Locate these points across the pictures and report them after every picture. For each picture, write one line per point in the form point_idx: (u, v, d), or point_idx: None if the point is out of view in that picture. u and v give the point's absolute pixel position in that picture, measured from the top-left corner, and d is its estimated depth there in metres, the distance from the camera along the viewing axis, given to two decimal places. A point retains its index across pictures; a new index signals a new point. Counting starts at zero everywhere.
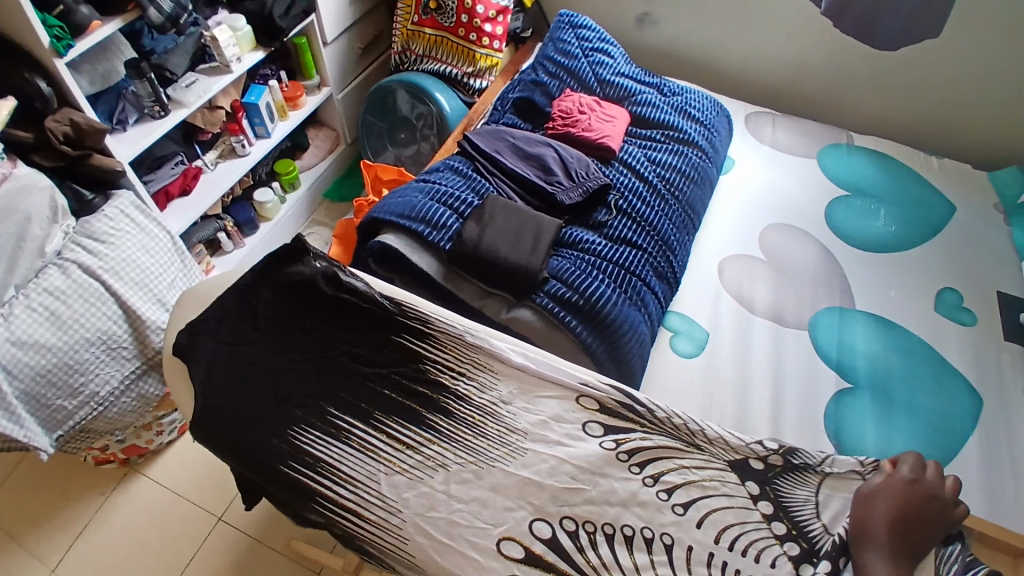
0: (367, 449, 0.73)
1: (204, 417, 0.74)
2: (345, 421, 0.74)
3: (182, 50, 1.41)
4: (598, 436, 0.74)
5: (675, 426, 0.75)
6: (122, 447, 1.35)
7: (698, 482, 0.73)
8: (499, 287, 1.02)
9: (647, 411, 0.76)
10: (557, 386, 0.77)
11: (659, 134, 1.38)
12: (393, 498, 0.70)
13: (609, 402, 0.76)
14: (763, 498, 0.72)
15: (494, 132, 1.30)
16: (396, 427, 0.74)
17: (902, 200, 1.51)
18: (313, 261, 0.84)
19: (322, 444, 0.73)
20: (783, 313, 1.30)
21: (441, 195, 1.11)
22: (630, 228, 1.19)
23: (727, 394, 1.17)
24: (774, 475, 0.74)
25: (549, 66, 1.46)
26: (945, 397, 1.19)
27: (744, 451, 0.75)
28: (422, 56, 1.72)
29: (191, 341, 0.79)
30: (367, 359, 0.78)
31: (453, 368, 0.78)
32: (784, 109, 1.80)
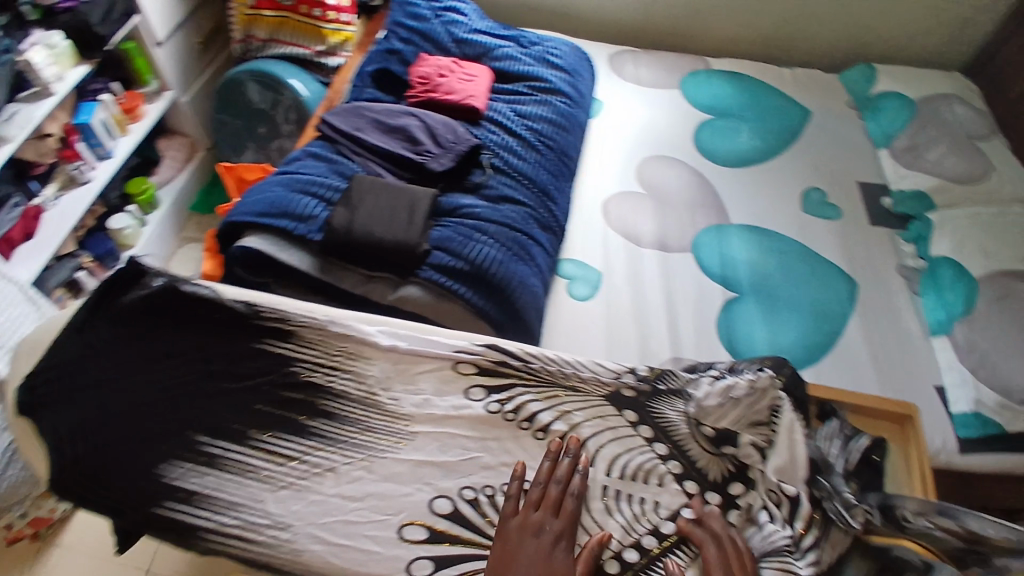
0: (247, 472, 0.68)
1: (63, 475, 0.68)
2: (219, 447, 0.70)
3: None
4: (482, 399, 0.75)
5: (552, 372, 0.77)
6: (26, 522, 1.24)
7: (582, 422, 0.75)
8: (381, 269, 0.99)
9: (522, 364, 0.77)
10: (433, 359, 0.77)
11: (523, 86, 1.37)
12: (281, 514, 0.66)
13: (486, 362, 0.77)
14: (643, 424, 0.75)
15: (352, 109, 1.23)
16: (274, 442, 0.70)
17: (760, 114, 1.59)
18: (153, 281, 0.80)
19: (197, 475, 0.68)
20: (668, 240, 1.34)
21: (302, 184, 1.06)
22: (509, 185, 1.19)
23: (627, 329, 1.20)
24: (648, 399, 0.77)
25: (402, 32, 1.41)
26: (823, 288, 1.29)
27: (615, 383, 0.78)
28: (267, 41, 1.61)
29: (33, 395, 0.71)
30: (237, 373, 0.74)
31: (326, 363, 0.76)
32: (644, 44, 1.84)
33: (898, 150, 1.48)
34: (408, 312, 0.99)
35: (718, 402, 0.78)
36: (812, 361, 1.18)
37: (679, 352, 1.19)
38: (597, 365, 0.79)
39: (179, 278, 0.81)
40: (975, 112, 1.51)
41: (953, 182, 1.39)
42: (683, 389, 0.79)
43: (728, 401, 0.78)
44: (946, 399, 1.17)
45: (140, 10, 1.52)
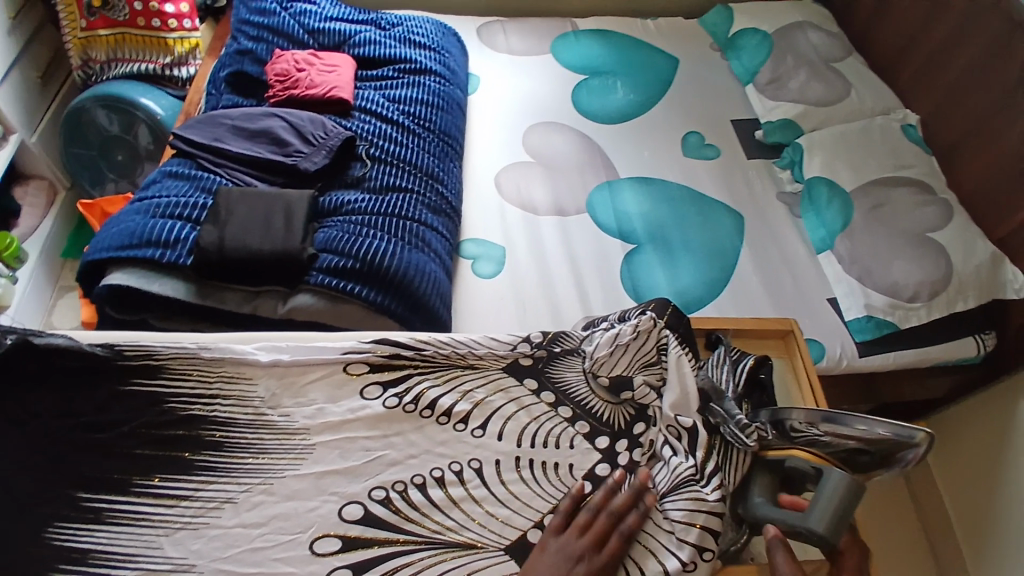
0: (135, 522, 0.64)
1: None
2: (103, 501, 0.65)
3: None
4: (378, 396, 0.73)
5: (448, 356, 0.75)
6: None
7: (485, 400, 0.74)
8: (265, 283, 0.93)
9: (415, 353, 0.75)
10: (321, 366, 0.74)
11: (391, 70, 1.33)
12: (182, 556, 0.63)
13: (377, 359, 0.75)
14: (545, 389, 0.76)
15: (206, 120, 1.15)
16: (160, 486, 0.66)
17: (631, 68, 1.63)
18: (0, 339, 0.69)
19: (81, 536, 0.63)
20: (563, 205, 1.36)
21: (162, 208, 0.98)
22: (391, 173, 1.15)
23: (535, 298, 1.21)
24: (546, 364, 0.77)
25: (249, 30, 1.32)
26: (712, 224, 1.35)
27: (511, 354, 0.77)
28: (109, 62, 1.48)
29: None
30: (109, 421, 0.68)
31: (204, 393, 0.71)
32: (513, 14, 1.83)
33: (763, 84, 1.55)
34: (302, 322, 0.94)
35: (607, 350, 0.77)
36: (712, 296, 1.24)
37: (590, 310, 1.21)
38: (490, 339, 0.77)
39: (32, 331, 0.71)
40: (826, 36, 1.61)
41: (816, 105, 1.47)
42: (578, 347, 0.79)
43: (619, 348, 0.77)
44: (839, 309, 1.27)
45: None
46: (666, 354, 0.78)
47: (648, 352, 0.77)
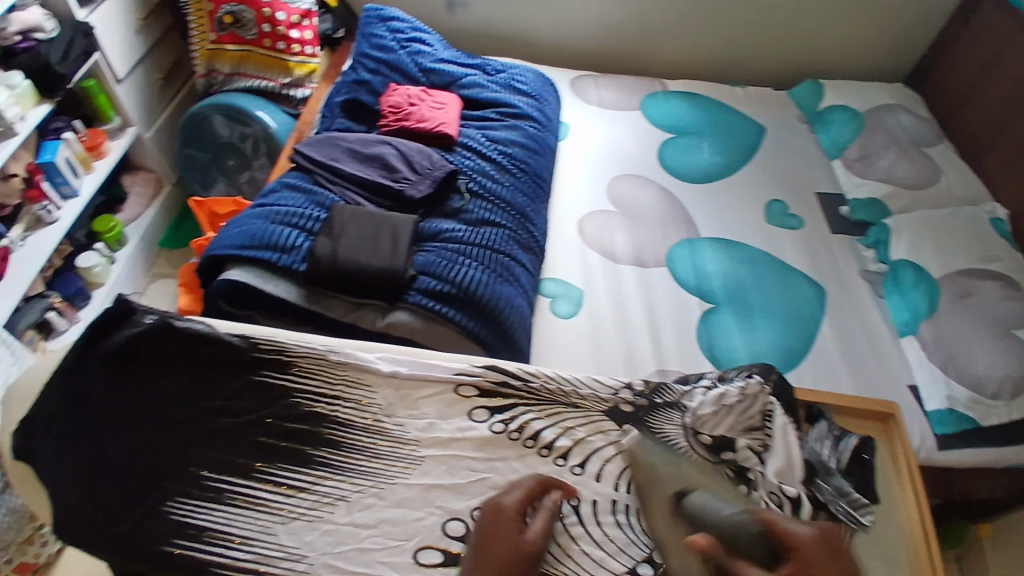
0: (254, 507, 0.67)
1: (63, 523, 0.65)
2: (224, 482, 0.68)
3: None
4: (486, 420, 0.76)
5: (552, 391, 0.78)
6: (10, 570, 1.16)
7: (585, 439, 0.77)
8: (369, 297, 0.99)
9: (525, 383, 0.78)
10: (435, 383, 0.78)
11: (493, 112, 1.40)
12: (295, 546, 0.66)
13: (487, 384, 0.78)
14: (643, 437, 0.78)
15: (325, 139, 1.23)
16: (280, 475, 0.69)
17: (719, 131, 1.66)
18: (143, 318, 0.76)
19: (202, 512, 0.66)
20: (643, 255, 1.39)
21: (282, 216, 1.06)
22: (487, 208, 1.20)
23: (613, 342, 1.24)
24: (645, 413, 0.79)
25: (368, 63, 1.42)
26: (793, 293, 1.36)
27: (613, 398, 0.80)
28: (231, 74, 1.59)
29: (27, 445, 0.69)
30: (239, 408, 0.73)
31: (328, 394, 0.75)
32: (604, 67, 1.89)
33: (850, 160, 1.57)
34: (398, 337, 0.99)
35: (712, 410, 0.79)
36: (790, 365, 1.24)
37: (664, 364, 1.22)
38: (593, 381, 0.80)
39: (170, 314, 0.77)
40: (916, 119, 1.62)
41: (904, 187, 1.47)
42: (679, 401, 0.81)
43: (723, 409, 0.79)
44: (920, 399, 1.23)
45: (99, 46, 1.50)
46: (770, 421, 0.79)
47: (751, 416, 0.79)
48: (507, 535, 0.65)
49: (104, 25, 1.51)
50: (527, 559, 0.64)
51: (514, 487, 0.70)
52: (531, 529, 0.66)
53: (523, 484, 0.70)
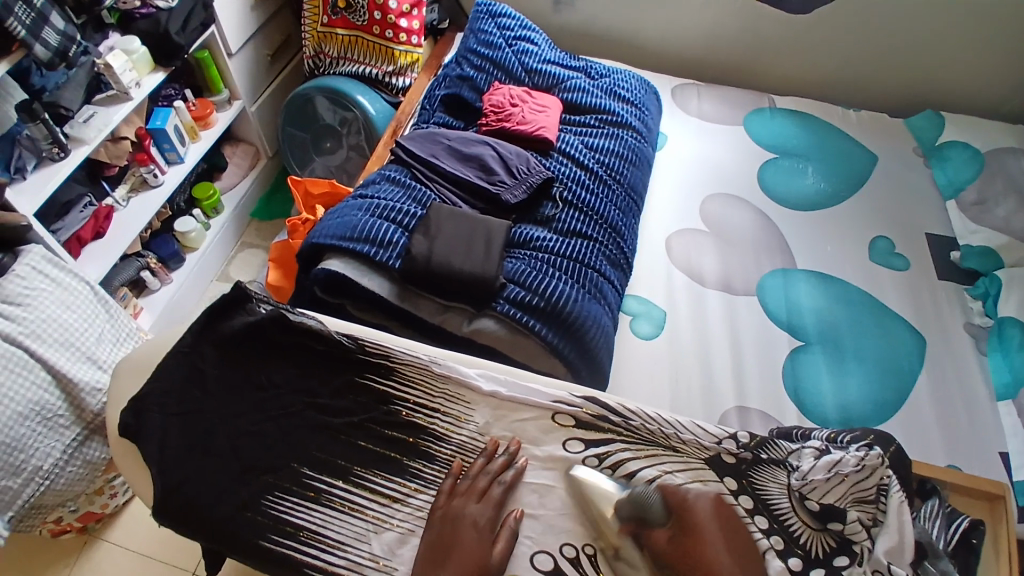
0: (352, 512, 0.68)
1: (166, 500, 0.68)
2: (323, 482, 0.70)
3: (74, 83, 1.26)
4: (580, 453, 0.72)
5: (650, 431, 0.73)
6: (77, 516, 1.28)
7: (681, 486, 0.69)
8: (457, 298, 0.99)
9: (623, 419, 0.74)
10: (532, 408, 0.76)
11: (593, 119, 1.37)
12: (388, 557, 0.66)
13: (585, 415, 0.74)
14: (744, 493, 0.69)
15: (427, 135, 1.25)
16: (376, 481, 0.70)
17: (828, 156, 1.58)
18: (258, 307, 0.79)
19: (302, 511, 0.68)
20: (731, 281, 1.34)
21: (382, 210, 1.08)
22: (579, 219, 1.18)
23: (690, 370, 1.20)
24: (749, 467, 0.71)
25: (473, 58, 1.42)
26: (891, 340, 1.27)
27: (715, 447, 0.73)
28: (337, 58, 1.63)
29: (138, 419, 0.71)
30: (342, 408, 0.74)
31: (427, 405, 0.75)
32: (706, 78, 1.84)
33: (967, 204, 1.46)
34: (482, 344, 0.99)
35: (824, 475, 0.69)
36: (881, 418, 1.16)
37: (744, 401, 1.17)
38: (696, 426, 0.74)
39: (283, 306, 0.80)
40: None
41: (1021, 240, 1.36)
42: (784, 458, 0.72)
43: (837, 476, 0.68)
44: (1008, 465, 1.13)
45: (217, 20, 1.53)
46: (886, 495, 0.69)
47: (865, 487, 0.68)
48: (466, 545, 0.65)
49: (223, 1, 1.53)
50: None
51: (474, 496, 0.69)
52: (497, 547, 0.66)
53: (494, 498, 0.69)
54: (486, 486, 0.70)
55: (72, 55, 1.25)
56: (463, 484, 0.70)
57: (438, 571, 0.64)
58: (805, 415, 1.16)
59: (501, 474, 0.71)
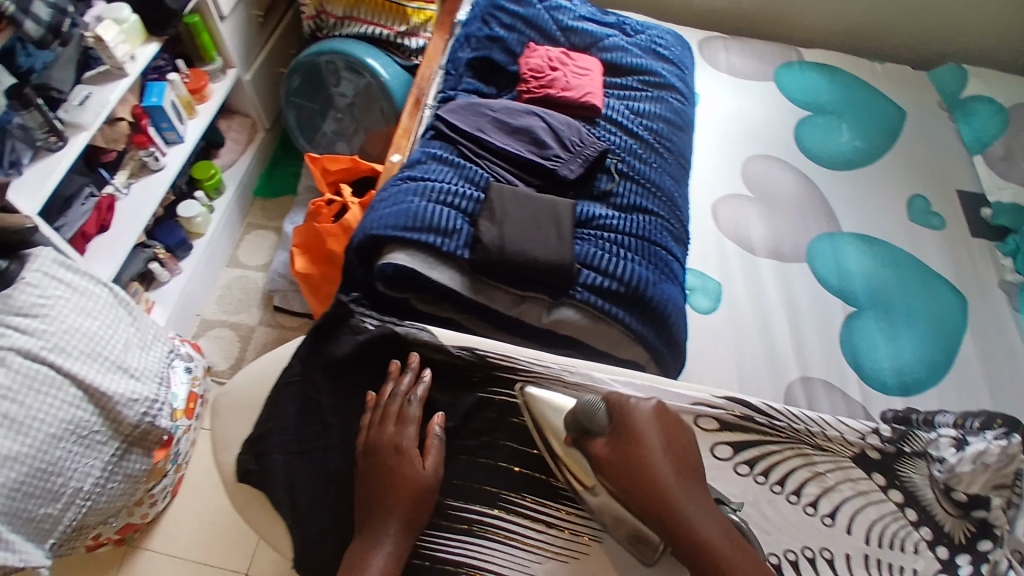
0: (508, 540, 0.73)
1: (316, 546, 0.72)
2: (474, 513, 0.75)
3: (64, 61, 1.18)
4: (729, 457, 0.76)
5: (798, 430, 0.78)
6: (117, 529, 1.26)
7: (832, 486, 0.76)
8: (532, 289, 0.94)
9: (739, 416, 0.78)
10: (672, 413, 0.78)
11: (635, 80, 1.29)
12: None
13: (727, 417, 0.78)
14: (892, 487, 0.76)
15: (468, 106, 1.17)
16: (526, 507, 0.75)
17: (859, 112, 1.55)
18: (361, 324, 0.85)
19: (461, 546, 0.73)
20: (781, 247, 1.32)
21: (436, 193, 1.00)
22: (637, 193, 1.12)
23: (753, 344, 1.19)
24: (893, 460, 0.78)
25: (502, 18, 1.33)
26: (935, 300, 1.28)
27: (860, 442, 0.79)
28: (343, 18, 1.49)
29: (264, 465, 0.76)
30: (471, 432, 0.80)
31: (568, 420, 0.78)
32: (728, 31, 1.78)
33: (995, 159, 1.46)
34: (563, 334, 0.95)
35: (969, 466, 0.77)
36: (934, 379, 1.18)
37: (807, 370, 1.17)
38: (839, 423, 0.79)
39: (389, 322, 0.86)
40: None
41: None
42: (925, 449, 0.79)
43: (980, 466, 0.76)
44: None
45: None
46: None
47: (1004, 474, 0.75)
48: (406, 471, 0.73)
49: None
50: (430, 489, 0.73)
51: (390, 420, 0.76)
52: (427, 461, 0.74)
53: (411, 417, 0.77)
54: (399, 409, 0.77)
55: (64, 31, 1.15)
56: (377, 414, 0.77)
57: (387, 498, 0.71)
58: (866, 380, 1.17)
59: (412, 393, 0.79)
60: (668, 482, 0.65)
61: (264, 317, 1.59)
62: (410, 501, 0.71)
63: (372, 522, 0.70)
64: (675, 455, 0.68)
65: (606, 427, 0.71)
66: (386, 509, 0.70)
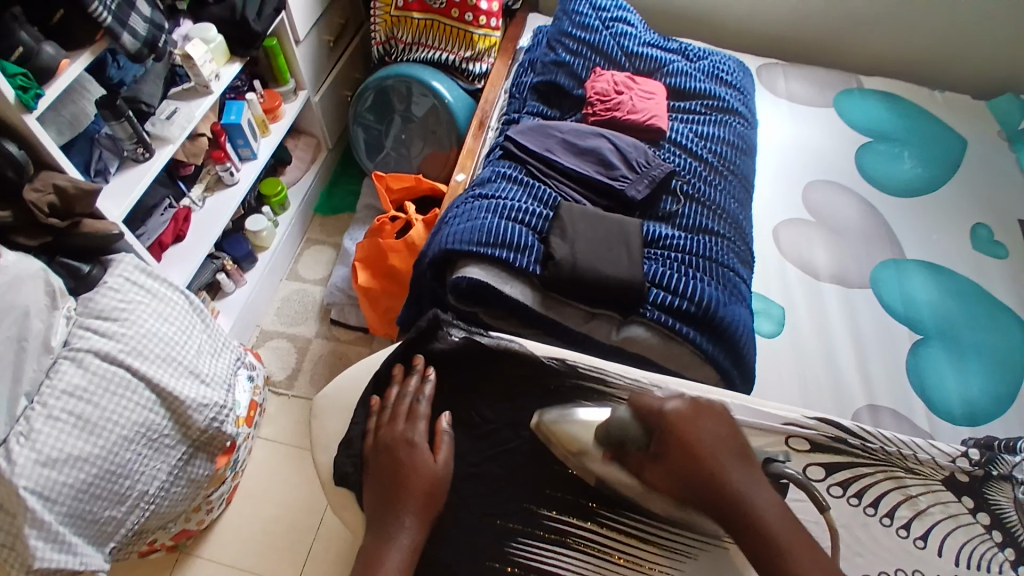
0: (600, 553, 0.70)
1: None
2: (565, 522, 0.71)
3: (153, 76, 1.25)
4: (824, 480, 0.73)
5: (891, 454, 0.75)
6: (172, 535, 1.26)
7: (925, 509, 0.72)
8: (602, 306, 0.96)
9: (832, 438, 0.75)
10: (765, 433, 0.75)
11: (699, 104, 1.31)
12: None
13: (821, 438, 0.75)
14: (980, 509, 0.73)
15: (537, 128, 1.20)
16: (622, 520, 0.71)
17: (921, 139, 1.53)
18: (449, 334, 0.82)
19: (551, 555, 0.70)
20: (846, 273, 1.30)
21: (508, 210, 1.02)
22: (702, 215, 1.12)
23: (818, 369, 1.17)
24: (981, 484, 0.75)
25: (569, 43, 1.35)
26: (1001, 333, 1.22)
27: (950, 466, 0.75)
28: (411, 43, 1.55)
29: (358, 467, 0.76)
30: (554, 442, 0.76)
31: None
32: (785, 57, 1.79)
33: None
34: (633, 353, 0.95)
35: None
36: (1000, 414, 1.11)
37: (874, 399, 1.14)
38: (931, 446, 0.76)
39: (474, 331, 0.84)
40: None
41: None
42: (1011, 472, 0.76)
43: None
44: None
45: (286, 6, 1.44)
46: None
47: None
48: (417, 466, 0.73)
49: None
50: (440, 484, 0.73)
51: (401, 417, 0.77)
52: (439, 456, 0.74)
53: (421, 413, 0.77)
54: (408, 407, 0.78)
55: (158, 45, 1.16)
56: (387, 414, 0.78)
57: (399, 496, 0.71)
58: (933, 410, 1.12)
59: (420, 391, 0.78)
60: (727, 474, 0.67)
61: (320, 330, 1.62)
62: (421, 497, 0.71)
63: (383, 518, 0.70)
64: (728, 445, 0.70)
65: (644, 440, 0.71)
66: (400, 505, 0.70)
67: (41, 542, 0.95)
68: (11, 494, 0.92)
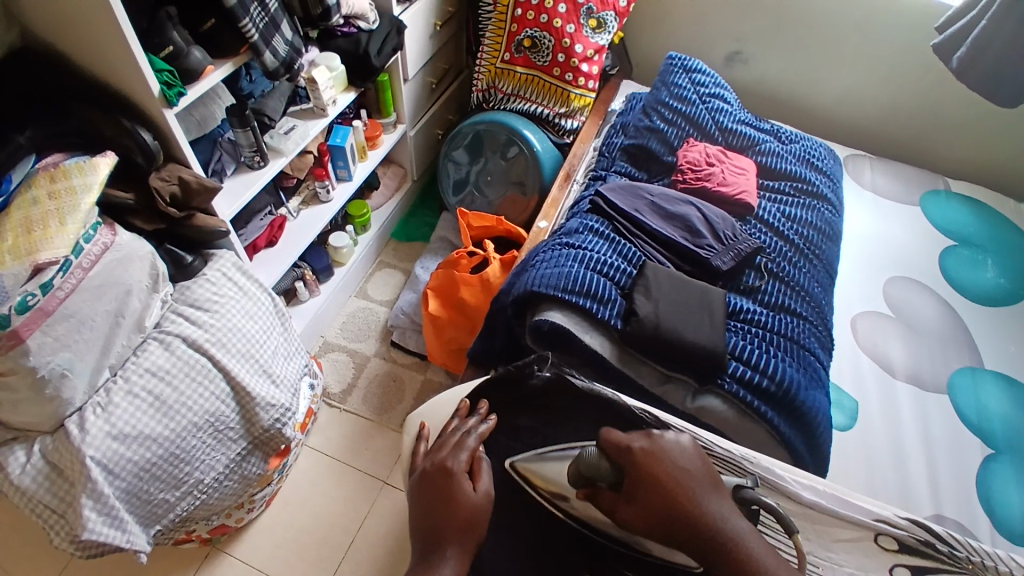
0: None
1: None
2: None
3: (278, 93, 1.36)
4: None
5: (973, 564, 0.69)
6: (211, 529, 1.27)
7: None
8: (680, 371, 0.96)
9: (914, 541, 0.72)
10: (850, 526, 0.74)
11: (788, 186, 1.33)
12: None
13: (909, 539, 0.72)
14: None
15: (628, 188, 1.24)
16: None
17: (1008, 250, 1.48)
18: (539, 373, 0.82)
19: None
20: (923, 375, 1.25)
21: (594, 263, 1.05)
22: (785, 294, 1.11)
23: (886, 467, 1.13)
24: None
25: (665, 112, 1.40)
26: None
27: None
28: (510, 94, 1.62)
29: None
30: None
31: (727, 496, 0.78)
32: (872, 151, 1.80)
33: None
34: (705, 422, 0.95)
35: None
36: None
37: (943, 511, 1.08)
38: (1010, 558, 0.70)
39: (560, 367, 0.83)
40: None
41: None
42: None
43: None
44: None
45: (404, 49, 1.54)
46: None
47: None
48: (460, 495, 0.72)
49: (412, 25, 1.54)
50: (481, 513, 0.72)
51: (447, 447, 0.78)
52: (479, 485, 0.74)
53: (468, 444, 0.77)
54: (458, 439, 0.79)
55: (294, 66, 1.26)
56: (438, 442, 0.80)
57: (441, 526, 0.70)
58: (993, 527, 1.05)
59: (474, 428, 0.80)
60: (702, 503, 0.67)
61: (379, 350, 1.66)
62: (461, 527, 0.70)
63: (427, 552, 0.69)
64: (700, 475, 0.70)
65: (612, 475, 0.71)
66: (440, 536, 0.70)
67: (93, 513, 0.98)
68: (78, 462, 0.96)
